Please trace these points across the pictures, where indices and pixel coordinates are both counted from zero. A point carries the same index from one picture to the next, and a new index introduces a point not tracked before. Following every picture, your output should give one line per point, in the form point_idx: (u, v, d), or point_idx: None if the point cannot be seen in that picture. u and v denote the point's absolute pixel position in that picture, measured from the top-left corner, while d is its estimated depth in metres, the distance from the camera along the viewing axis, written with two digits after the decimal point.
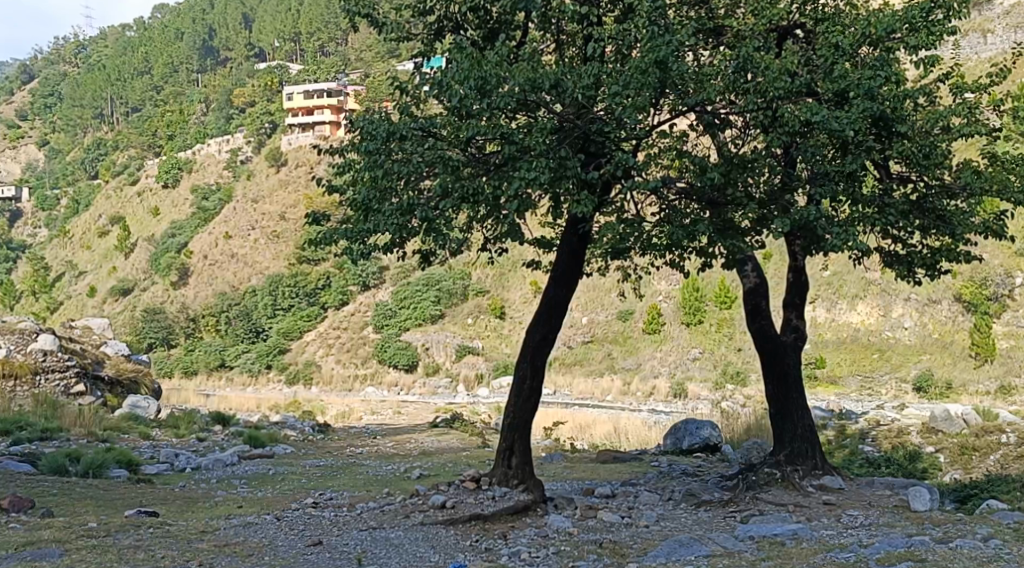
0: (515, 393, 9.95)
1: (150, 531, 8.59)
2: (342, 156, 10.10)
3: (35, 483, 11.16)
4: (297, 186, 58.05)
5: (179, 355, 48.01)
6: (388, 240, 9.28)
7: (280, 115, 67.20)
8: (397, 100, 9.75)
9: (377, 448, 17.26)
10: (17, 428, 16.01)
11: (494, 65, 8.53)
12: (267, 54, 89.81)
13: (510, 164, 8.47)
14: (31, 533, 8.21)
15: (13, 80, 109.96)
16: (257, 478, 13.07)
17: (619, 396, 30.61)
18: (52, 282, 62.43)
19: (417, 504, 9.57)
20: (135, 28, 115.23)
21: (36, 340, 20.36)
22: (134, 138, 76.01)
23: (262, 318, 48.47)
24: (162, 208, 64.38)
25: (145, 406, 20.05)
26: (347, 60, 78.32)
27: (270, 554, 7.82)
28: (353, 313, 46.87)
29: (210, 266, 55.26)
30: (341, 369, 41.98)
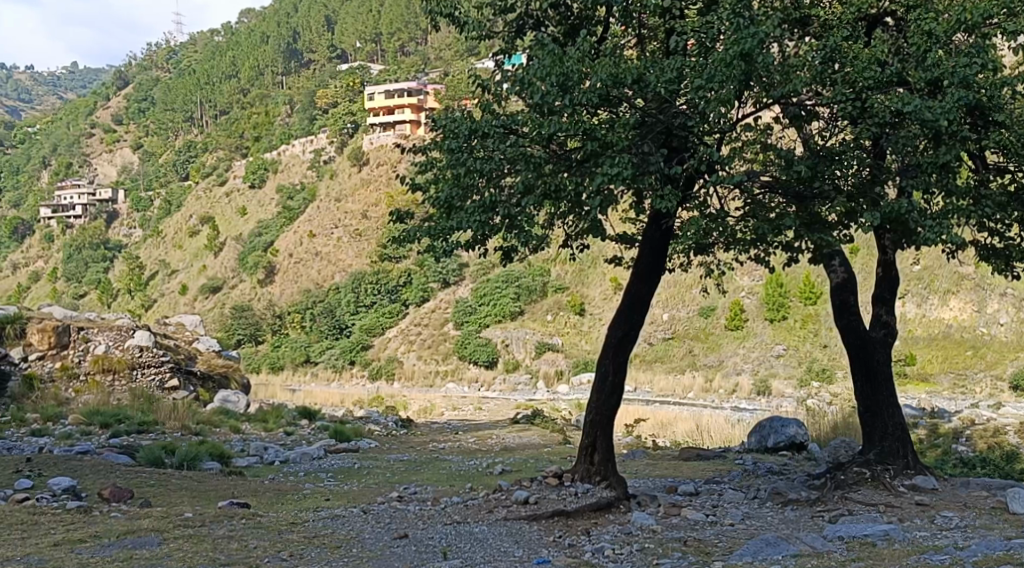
0: (596, 391, 9.94)
1: (243, 522, 8.84)
2: (424, 154, 10.21)
3: (134, 473, 11.62)
4: (378, 185, 58.82)
5: (267, 351, 49.27)
6: (471, 237, 9.35)
7: (362, 115, 68.05)
8: (479, 98, 9.80)
9: (460, 443, 17.43)
10: (115, 421, 16.61)
11: (575, 61, 8.51)
12: (348, 56, 91.54)
13: (591, 160, 8.47)
14: (132, 522, 8.54)
15: (108, 86, 113.75)
16: (342, 471, 13.32)
17: (701, 393, 30.28)
18: (146, 280, 64.59)
19: (500, 499, 9.64)
20: (222, 33, 118.48)
21: (132, 337, 21.12)
22: (222, 139, 78.12)
23: (345, 315, 49.37)
24: (249, 208, 66.12)
25: (235, 401, 20.69)
26: (427, 60, 79.45)
27: (358, 546, 7.97)
28: (434, 310, 47.35)
29: (295, 264, 56.50)
30: (423, 365, 42.54)
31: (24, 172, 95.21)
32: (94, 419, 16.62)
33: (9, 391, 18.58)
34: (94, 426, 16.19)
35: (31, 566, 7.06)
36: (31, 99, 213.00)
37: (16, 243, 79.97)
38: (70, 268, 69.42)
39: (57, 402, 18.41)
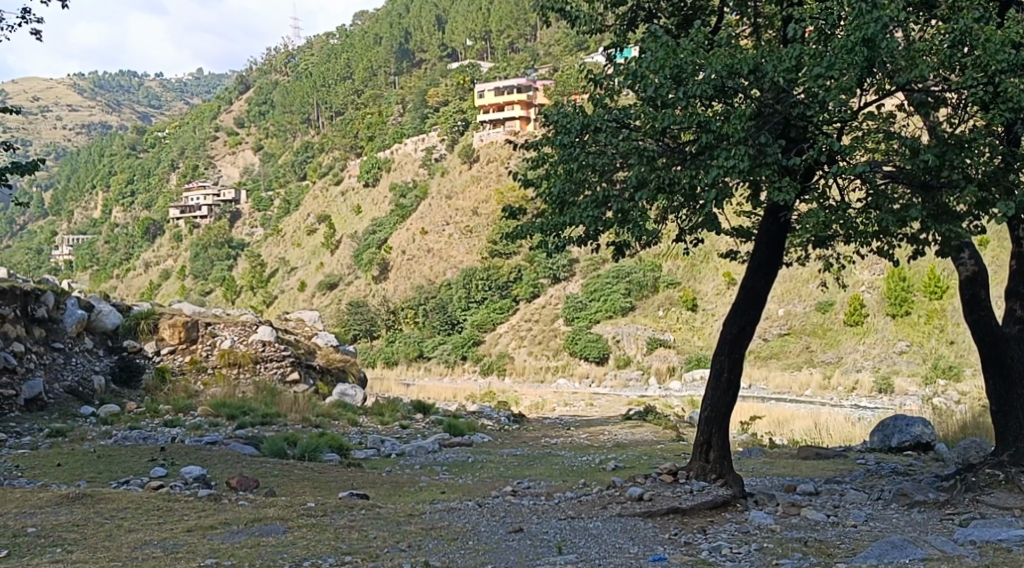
0: (711, 387, 9.80)
1: (363, 512, 9.06)
2: (535, 151, 10.28)
3: (259, 464, 12.07)
4: (488, 181, 59.31)
5: (381, 346, 50.41)
6: (584, 233, 9.33)
7: (472, 113, 68.64)
8: (592, 93, 9.76)
9: (572, 439, 17.40)
10: (241, 413, 17.33)
11: (689, 53, 8.38)
12: (459, 53, 92.57)
13: (707, 152, 8.36)
14: (258, 511, 8.86)
15: (231, 90, 117.90)
16: (456, 465, 13.54)
17: (819, 390, 29.51)
18: (267, 277, 66.79)
19: (614, 495, 9.61)
20: (337, 36, 121.42)
21: (256, 332, 22.05)
22: (337, 139, 80.06)
23: (457, 311, 50.03)
24: (364, 206, 67.68)
25: (352, 394, 21.31)
26: (536, 56, 79.71)
27: (474, 538, 8.08)
28: (545, 305, 47.52)
29: (408, 261, 57.59)
30: (534, 361, 42.79)
31: (154, 173, 98.82)
32: (222, 411, 17.36)
33: (144, 382, 19.47)
34: (221, 418, 16.90)
35: (167, 550, 7.42)
36: (159, 104, 222.60)
37: (147, 242, 83.61)
38: (197, 266, 72.36)
39: (187, 394, 19.35)
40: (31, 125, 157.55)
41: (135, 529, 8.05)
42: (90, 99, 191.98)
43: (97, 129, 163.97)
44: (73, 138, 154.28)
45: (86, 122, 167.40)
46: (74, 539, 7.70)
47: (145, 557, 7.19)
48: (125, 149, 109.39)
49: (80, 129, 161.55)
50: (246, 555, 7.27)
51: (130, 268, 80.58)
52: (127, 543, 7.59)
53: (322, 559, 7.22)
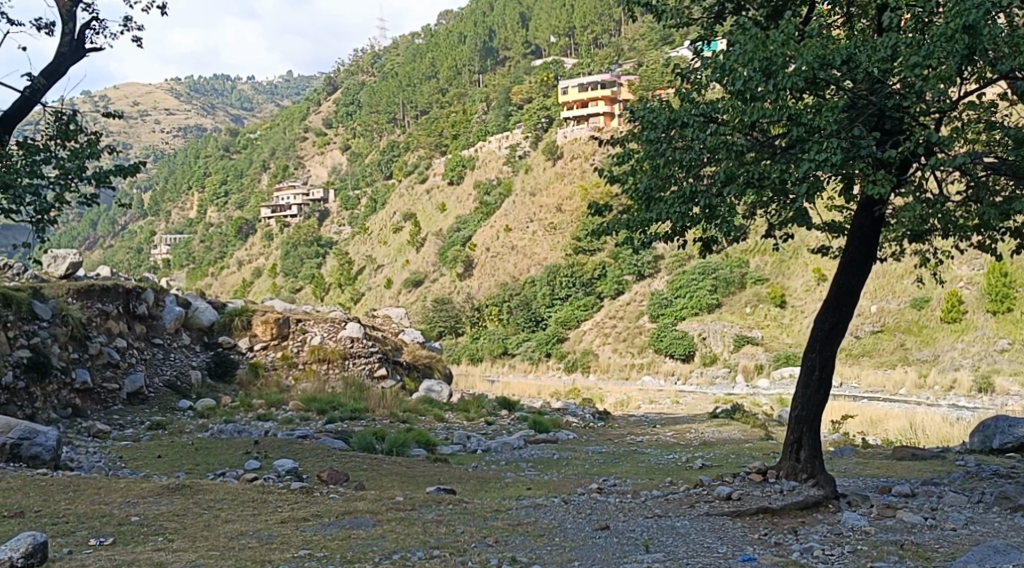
0: (802, 384, 9.60)
1: (450, 507, 9.15)
2: (620, 147, 10.21)
3: (349, 458, 12.30)
4: (572, 178, 59.15)
5: (466, 343, 50.91)
6: (670, 228, 9.24)
7: (555, 109, 68.50)
8: (679, 87, 9.64)
9: (658, 437, 17.26)
10: (330, 408, 17.71)
11: (779, 45, 8.17)
12: (542, 50, 92.54)
13: (798, 145, 8.20)
14: (349, 504, 9.01)
15: (319, 92, 120.10)
16: (541, 461, 13.55)
17: (913, 389, 28.69)
18: (355, 275, 67.95)
19: (702, 495, 9.50)
20: (422, 36, 122.63)
21: (344, 328, 22.47)
22: (422, 138, 80.89)
23: (542, 308, 50.11)
24: (448, 204, 68.32)
25: (439, 390, 21.57)
26: (620, 52, 79.19)
27: (559, 535, 8.07)
28: (629, 302, 47.26)
29: (492, 258, 57.95)
30: (619, 358, 42.66)
31: (246, 173, 101.38)
32: (312, 405, 17.77)
33: (238, 377, 20.03)
34: (312, 412, 17.29)
35: (263, 540, 7.62)
36: (251, 107, 228.42)
37: (240, 241, 85.82)
38: (287, 265, 74.00)
39: (279, 389, 19.88)
40: (131, 129, 163.28)
41: (232, 520, 8.29)
42: (185, 103, 198.02)
43: (193, 132, 169.12)
44: (169, 141, 159.31)
45: (182, 126, 172.61)
46: (175, 528, 7.98)
47: (241, 547, 7.40)
48: (219, 150, 112.48)
49: (176, 132, 166.83)
50: (337, 547, 7.42)
51: (224, 267, 82.87)
52: (225, 533, 7.82)
53: (411, 552, 7.32)
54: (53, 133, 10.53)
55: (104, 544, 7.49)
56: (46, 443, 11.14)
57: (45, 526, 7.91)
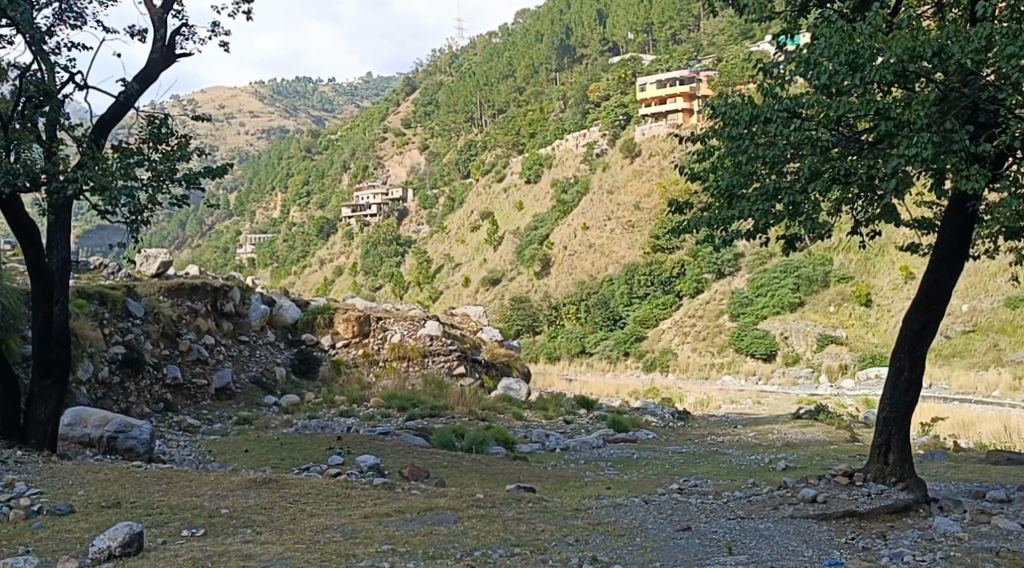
0: (891, 385, 9.34)
1: (530, 505, 9.18)
2: (701, 143, 10.08)
3: (429, 455, 12.42)
4: (650, 175, 58.63)
5: (544, 341, 51.00)
6: (753, 227, 9.05)
7: (633, 106, 67.88)
8: (761, 83, 9.47)
9: (740, 438, 17.04)
10: (411, 404, 17.93)
11: (866, 38, 7.97)
12: (620, 47, 91.84)
13: (886, 140, 8.00)
14: (430, 501, 9.11)
15: (398, 92, 121.47)
16: (621, 461, 13.47)
17: (1007, 391, 27.69)
18: (433, 273, 68.55)
19: (786, 496, 9.34)
20: (499, 35, 122.99)
21: (423, 326, 22.71)
22: (500, 137, 81.16)
23: (620, 306, 49.86)
24: (526, 203, 68.51)
25: (517, 389, 21.65)
26: (699, 47, 78.17)
27: (641, 535, 8.03)
28: (709, 301, 46.71)
29: (570, 256, 57.88)
30: (698, 357, 42.27)
31: (328, 174, 103.11)
32: (394, 402, 18.01)
33: (321, 373, 20.41)
34: (393, 409, 17.54)
35: (347, 534, 7.76)
36: (332, 108, 232.29)
37: (322, 240, 87.35)
38: (368, 263, 75.02)
39: (361, 385, 20.23)
40: (217, 132, 167.58)
41: (316, 513, 8.46)
42: (268, 105, 202.28)
43: (277, 133, 172.61)
44: (254, 143, 162.93)
45: (265, 128, 176.35)
46: (263, 521, 8.18)
47: (325, 540, 7.56)
48: (301, 152, 114.65)
49: (261, 135, 170.53)
50: (420, 542, 7.52)
51: (306, 265, 84.46)
52: (310, 527, 7.99)
53: (492, 550, 7.37)
54: (146, 136, 10.91)
55: (195, 535, 7.72)
56: (141, 436, 11.53)
57: (141, 516, 8.20)
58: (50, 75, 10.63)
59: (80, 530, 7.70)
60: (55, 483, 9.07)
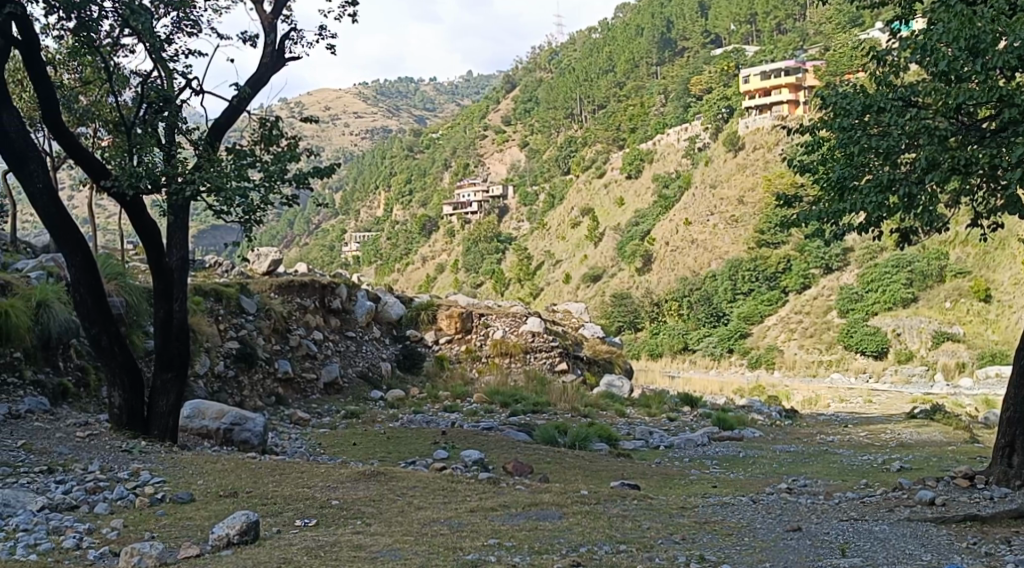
0: (1014, 384, 8.97)
1: (636, 502, 9.12)
2: (809, 135, 9.82)
3: (533, 450, 12.48)
4: (755, 168, 57.45)
5: (646, 338, 50.58)
6: (866, 220, 8.73)
7: (737, 99, 66.45)
8: (873, 73, 9.19)
9: (851, 436, 16.56)
10: (513, 401, 18.04)
11: (989, 22, 7.62)
12: (722, 39, 90.29)
13: (1011, 128, 7.65)
14: (535, 495, 9.15)
15: (498, 90, 122.19)
16: (727, 459, 13.26)
17: None
18: (534, 270, 68.66)
19: (901, 498, 9.03)
20: (599, 30, 122.46)
21: (525, 323, 22.82)
22: (600, 132, 80.84)
23: (724, 303, 49.10)
24: (626, 199, 68.07)
25: (619, 386, 21.63)
26: (806, 37, 76.25)
27: (750, 535, 7.89)
28: (816, 297, 45.61)
29: (672, 252, 57.27)
30: (805, 354, 41.39)
31: (429, 172, 104.35)
32: (497, 398, 18.17)
33: (424, 369, 20.74)
34: (496, 405, 17.69)
35: (454, 528, 7.86)
36: (433, 108, 235.54)
37: (424, 238, 88.45)
38: (469, 260, 75.60)
39: (464, 381, 20.50)
40: (324, 133, 171.76)
41: (423, 507, 8.60)
42: (372, 106, 206.20)
43: (380, 133, 175.81)
44: (358, 143, 166.23)
45: (369, 128, 179.79)
46: (373, 512, 8.35)
47: (432, 533, 7.66)
48: (404, 151, 116.48)
49: (365, 134, 174.14)
50: (526, 538, 7.54)
51: (409, 262, 85.70)
52: (419, 519, 8.12)
53: (598, 546, 7.34)
54: (260, 139, 11.29)
55: (308, 525, 7.94)
56: (254, 429, 11.94)
57: (257, 505, 8.48)
58: (169, 81, 11.10)
59: (200, 518, 8.01)
60: (177, 473, 9.44)
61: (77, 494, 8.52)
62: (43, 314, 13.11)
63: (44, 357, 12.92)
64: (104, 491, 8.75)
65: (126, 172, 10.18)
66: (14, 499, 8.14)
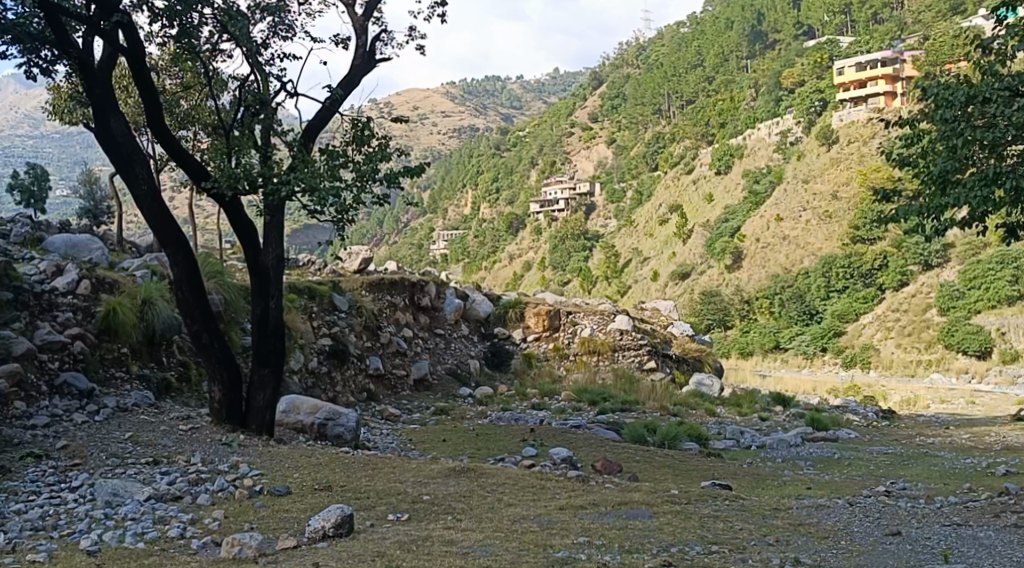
0: None
1: (728, 503, 8.99)
2: (908, 128, 9.51)
3: (622, 449, 12.43)
4: (850, 162, 55.89)
5: (736, 337, 49.68)
6: (970, 215, 8.42)
7: (830, 91, 64.81)
8: (977, 63, 8.86)
9: (952, 439, 16.00)
10: (601, 399, 17.95)
11: None
12: (816, 30, 88.11)
13: None
14: (624, 495, 9.10)
15: (585, 87, 121.78)
16: (822, 461, 12.98)
17: None
18: (621, 267, 68.21)
19: (1008, 504, 8.67)
20: (688, 24, 120.87)
21: (613, 321, 22.71)
22: (689, 128, 79.91)
23: (816, 300, 48.01)
24: (716, 194, 67.16)
25: (709, 384, 21.36)
26: (904, 26, 73.95)
27: (847, 539, 7.69)
28: (914, 294, 44.22)
29: (762, 249, 56.27)
30: (903, 353, 40.27)
31: (516, 170, 104.72)
32: (585, 397, 18.11)
33: (513, 366, 20.83)
34: (583, 403, 17.63)
35: (544, 525, 7.88)
36: (520, 105, 236.02)
37: (511, 236, 88.75)
38: (556, 258, 75.42)
39: (552, 379, 20.50)
40: (412, 133, 173.73)
41: (513, 504, 8.63)
42: (459, 105, 207.78)
43: (467, 132, 177.09)
44: (446, 143, 167.77)
45: (457, 127, 181.16)
46: (463, 508, 8.43)
47: (523, 530, 7.69)
48: (491, 149, 117.13)
49: (452, 132, 175.87)
50: (616, 536, 7.51)
51: (497, 261, 86.19)
52: (507, 516, 8.15)
53: (689, 547, 7.27)
54: (351, 140, 11.47)
55: (400, 519, 8.06)
56: (347, 423, 12.17)
57: (350, 500, 8.63)
58: (265, 85, 11.40)
59: (297, 511, 8.21)
60: (274, 466, 9.71)
61: (181, 485, 8.84)
62: (148, 312, 13.64)
63: (149, 352, 13.43)
64: (205, 482, 9.04)
65: (224, 174, 10.50)
66: (123, 489, 8.50)
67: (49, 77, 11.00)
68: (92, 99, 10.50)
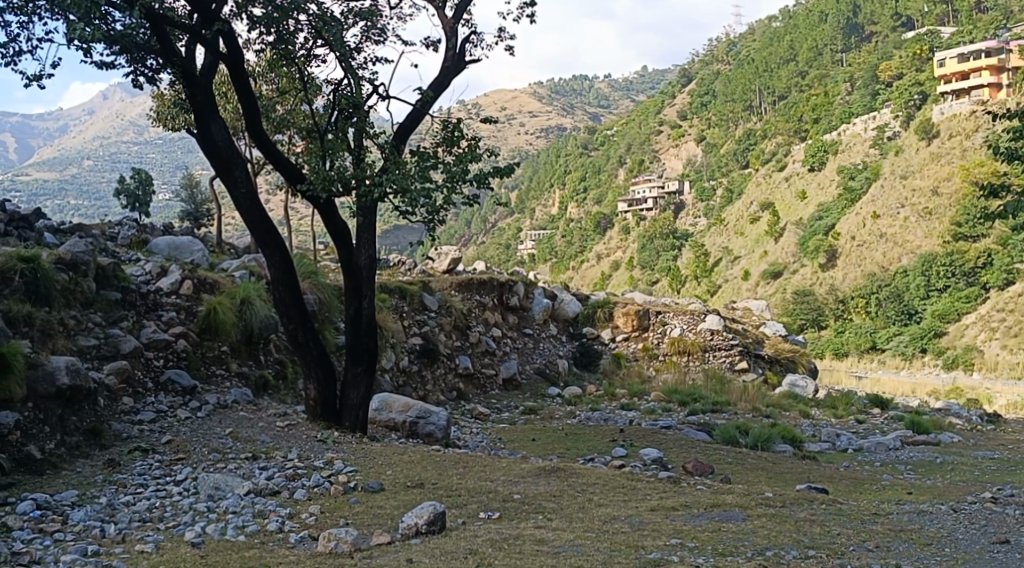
0: None
1: (824, 506, 8.79)
2: (1016, 121, 9.12)
3: (713, 450, 12.27)
4: (951, 157, 53.94)
5: (829, 336, 48.32)
6: None
7: (930, 84, 62.96)
8: None
9: None
10: (691, 399, 17.72)
11: None
12: (914, 21, 85.31)
13: None
14: (718, 496, 8.97)
15: (673, 84, 120.46)
16: (922, 465, 12.56)
17: None
18: (711, 266, 67.16)
19: None
20: (780, 18, 118.51)
21: (704, 321, 22.42)
22: (781, 124, 78.41)
23: (915, 300, 46.63)
24: (809, 191, 65.70)
25: (803, 385, 20.93)
26: (1009, 14, 71.08)
27: (950, 546, 7.44)
28: (1021, 293, 42.52)
29: (858, 247, 54.79)
30: (1009, 355, 38.90)
31: (604, 170, 104.46)
32: (674, 397, 17.92)
33: (601, 366, 20.76)
34: (672, 404, 17.45)
35: (635, 526, 7.84)
36: (606, 105, 234.76)
37: (599, 235, 88.38)
38: (644, 257, 74.68)
39: (641, 379, 20.35)
40: (501, 133, 174.27)
41: (603, 503, 8.61)
42: (546, 105, 207.65)
43: (555, 132, 176.95)
44: (533, 143, 168.05)
45: (543, 127, 181.19)
46: (553, 507, 8.45)
47: (614, 530, 7.67)
48: (579, 148, 116.86)
49: (538, 133, 176.11)
50: (709, 538, 7.42)
51: (584, 260, 85.83)
52: (598, 516, 8.14)
53: (785, 550, 7.14)
54: (441, 141, 11.57)
55: (492, 517, 8.12)
56: (438, 422, 12.32)
57: (442, 497, 8.75)
58: (358, 88, 11.60)
59: (390, 507, 8.35)
60: (368, 463, 9.88)
61: (279, 480, 9.07)
62: (247, 312, 14.03)
63: (248, 351, 13.80)
64: (302, 478, 9.26)
65: (320, 176, 10.74)
66: (224, 483, 8.76)
67: (155, 86, 11.41)
68: (194, 105, 10.86)
